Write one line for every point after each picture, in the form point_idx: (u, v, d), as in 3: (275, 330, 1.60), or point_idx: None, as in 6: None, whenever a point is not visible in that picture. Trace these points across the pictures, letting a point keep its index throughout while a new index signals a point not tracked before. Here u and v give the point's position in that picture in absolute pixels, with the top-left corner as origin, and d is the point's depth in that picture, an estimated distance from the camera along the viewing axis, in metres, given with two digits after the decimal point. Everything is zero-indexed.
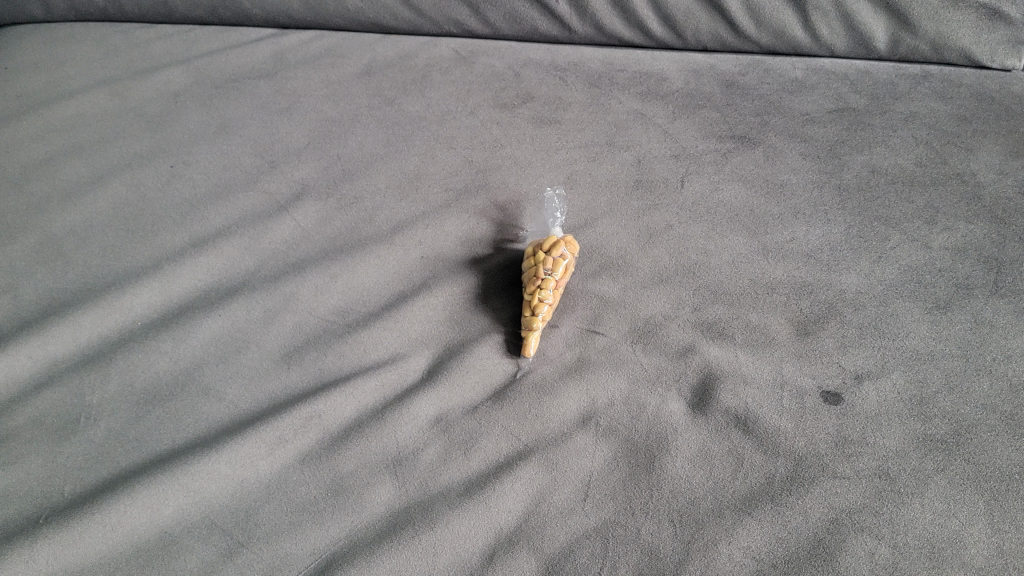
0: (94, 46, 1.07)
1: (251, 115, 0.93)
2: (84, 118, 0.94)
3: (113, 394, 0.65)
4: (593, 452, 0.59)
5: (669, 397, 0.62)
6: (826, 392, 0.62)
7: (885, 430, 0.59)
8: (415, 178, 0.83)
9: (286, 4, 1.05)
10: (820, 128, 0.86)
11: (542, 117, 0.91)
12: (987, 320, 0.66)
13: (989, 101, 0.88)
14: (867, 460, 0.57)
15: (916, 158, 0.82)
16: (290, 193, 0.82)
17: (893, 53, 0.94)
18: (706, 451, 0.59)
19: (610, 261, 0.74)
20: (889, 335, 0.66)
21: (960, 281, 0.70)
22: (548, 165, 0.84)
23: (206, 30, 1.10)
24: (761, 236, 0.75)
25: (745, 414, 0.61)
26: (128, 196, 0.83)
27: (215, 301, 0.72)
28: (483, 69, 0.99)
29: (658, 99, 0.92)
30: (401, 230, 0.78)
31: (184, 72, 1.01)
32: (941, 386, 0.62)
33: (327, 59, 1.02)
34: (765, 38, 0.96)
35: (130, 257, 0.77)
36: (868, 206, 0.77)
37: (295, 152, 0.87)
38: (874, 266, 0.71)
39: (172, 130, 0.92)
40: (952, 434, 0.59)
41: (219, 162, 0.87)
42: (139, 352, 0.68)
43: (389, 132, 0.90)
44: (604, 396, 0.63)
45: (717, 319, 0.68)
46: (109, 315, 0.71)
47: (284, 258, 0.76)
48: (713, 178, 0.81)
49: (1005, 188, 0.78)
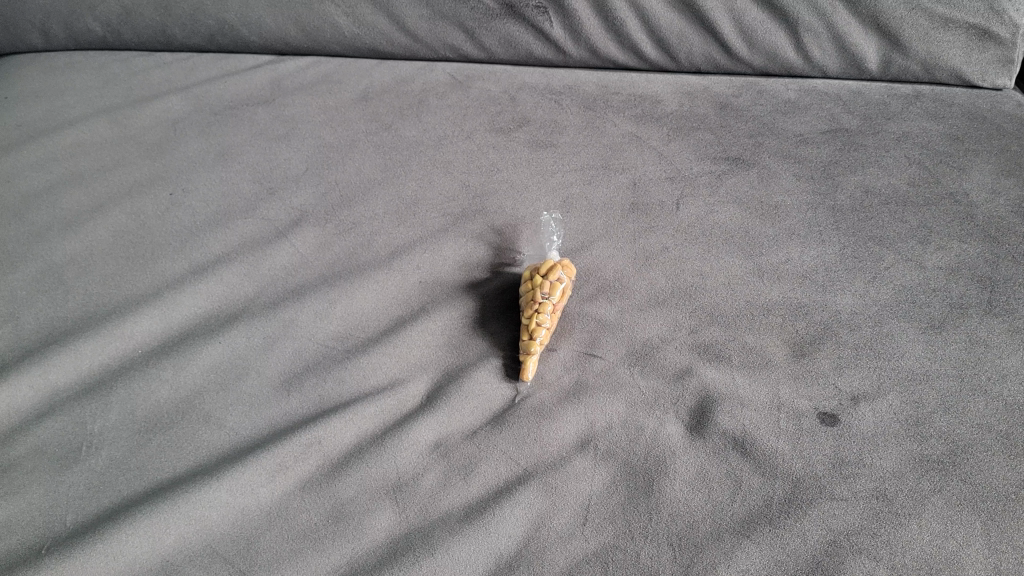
0: (93, 75, 1.08)
1: (249, 141, 0.94)
2: (83, 146, 0.94)
3: (114, 423, 0.66)
4: (592, 475, 0.59)
5: (667, 420, 0.63)
6: (823, 413, 0.62)
7: (882, 451, 0.60)
8: (412, 204, 0.84)
9: (283, 31, 1.05)
10: (814, 149, 0.87)
11: (538, 141, 0.91)
12: (982, 340, 0.67)
13: (981, 121, 0.89)
14: (864, 481, 0.58)
15: (909, 178, 0.83)
16: (289, 220, 0.83)
17: (885, 74, 0.95)
18: (705, 473, 0.59)
19: (607, 284, 0.75)
20: (884, 355, 0.66)
21: (954, 300, 0.70)
22: (545, 188, 0.85)
23: (205, 57, 1.10)
24: (757, 258, 0.75)
25: (742, 437, 0.61)
26: (128, 224, 0.84)
27: (215, 328, 0.73)
28: (478, 93, 1.00)
29: (652, 121, 0.93)
30: (399, 255, 0.78)
31: (183, 99, 1.02)
32: (937, 407, 0.62)
33: (324, 85, 1.03)
34: (758, 60, 0.97)
35: (131, 285, 0.77)
36: (862, 226, 0.78)
37: (294, 178, 0.88)
38: (869, 286, 0.72)
39: (171, 157, 0.92)
40: (948, 454, 0.59)
41: (218, 190, 0.87)
42: (140, 380, 0.69)
43: (386, 157, 0.90)
44: (602, 419, 0.63)
45: (713, 341, 0.68)
46: (110, 344, 0.72)
47: (283, 284, 0.76)
48: (709, 200, 0.82)
49: (998, 207, 0.78)
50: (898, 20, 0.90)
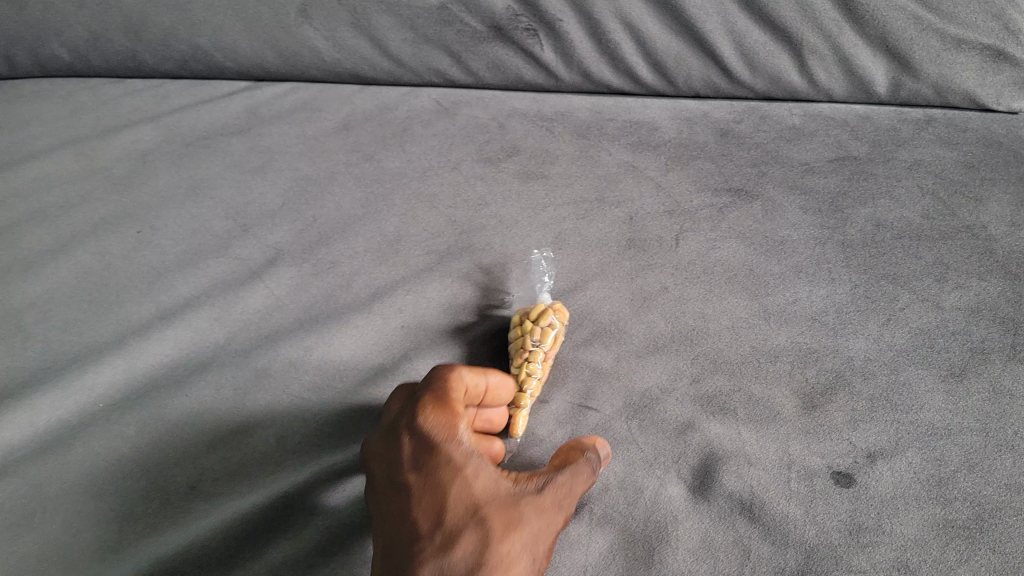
0: (59, 104, 1.03)
1: (223, 175, 0.89)
2: (49, 179, 0.89)
3: (70, 486, 0.60)
4: (588, 544, 0.55)
5: (668, 480, 0.58)
6: (836, 473, 0.58)
7: (902, 516, 0.55)
8: (395, 241, 0.79)
9: (260, 56, 1.01)
10: (820, 179, 0.83)
11: (528, 172, 0.87)
12: (1006, 389, 0.62)
13: (997, 147, 0.85)
14: (884, 551, 0.53)
15: (923, 210, 0.78)
16: (263, 259, 0.78)
17: (894, 97, 0.91)
18: (709, 542, 0.54)
19: (602, 327, 0.70)
20: (902, 407, 0.61)
21: (976, 344, 0.65)
22: (536, 224, 0.80)
23: (178, 84, 1.06)
24: (762, 299, 0.71)
25: (749, 500, 0.56)
26: (91, 265, 0.78)
27: (181, 380, 0.68)
28: (466, 120, 0.96)
29: (649, 150, 0.89)
30: (380, 297, 0.73)
31: (154, 130, 0.97)
32: (960, 465, 0.58)
33: (303, 113, 0.99)
34: (760, 84, 0.93)
35: (93, 333, 0.72)
36: (873, 262, 0.73)
37: (270, 214, 0.83)
38: (884, 329, 0.67)
39: (141, 192, 0.87)
40: (974, 519, 0.54)
41: (189, 227, 0.82)
42: (100, 439, 0.63)
43: (368, 190, 0.86)
44: (597, 480, 0.58)
45: (717, 392, 0.63)
46: (69, 398, 0.66)
47: (255, 330, 0.71)
48: (710, 236, 0.77)
49: (1018, 241, 0.74)
50: (908, 41, 0.86)
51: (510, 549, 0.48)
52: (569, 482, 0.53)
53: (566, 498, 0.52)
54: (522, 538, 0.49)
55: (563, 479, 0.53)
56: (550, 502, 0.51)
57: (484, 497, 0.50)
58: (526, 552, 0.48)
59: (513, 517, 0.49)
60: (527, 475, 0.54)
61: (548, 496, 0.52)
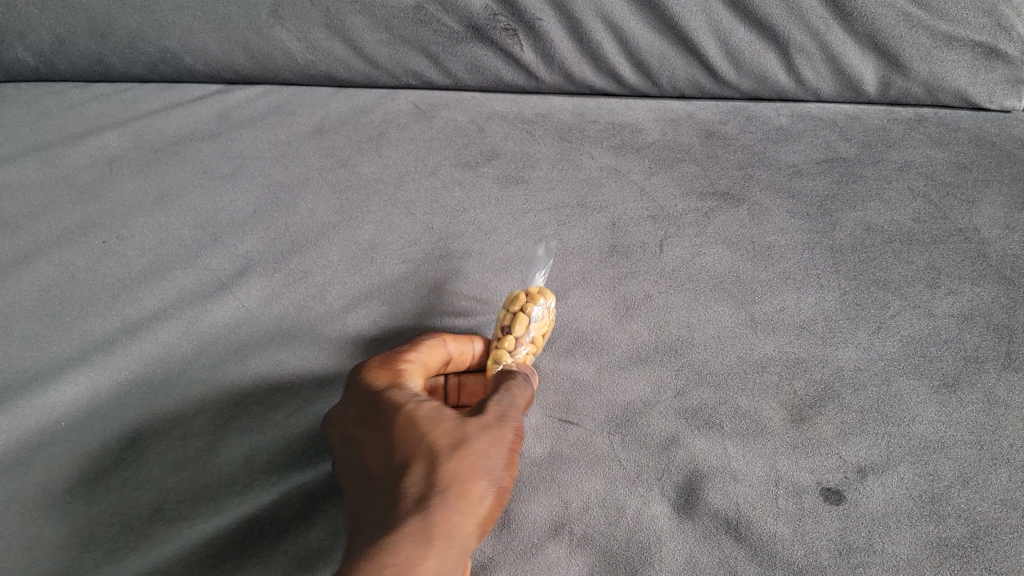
0: (25, 109, 0.99)
1: (194, 182, 0.86)
2: (12, 187, 0.86)
3: (26, 510, 0.57)
4: (567, 566, 0.52)
5: (651, 498, 0.56)
6: (826, 489, 0.55)
7: (895, 534, 0.52)
8: (370, 249, 0.77)
9: (233, 58, 0.98)
10: (808, 181, 0.80)
11: (509, 176, 0.84)
12: (1001, 399, 0.60)
13: (989, 146, 0.83)
14: (877, 572, 0.50)
15: (914, 213, 0.76)
16: (233, 269, 0.76)
17: (884, 96, 0.89)
18: (694, 564, 0.52)
19: (583, 337, 0.67)
20: (893, 420, 0.59)
21: (969, 353, 0.63)
22: (516, 230, 0.77)
23: (148, 89, 1.03)
24: (748, 307, 0.68)
25: (736, 519, 0.54)
26: (54, 276, 0.75)
27: (144, 398, 0.65)
28: (445, 124, 0.93)
29: (633, 152, 0.86)
30: (353, 308, 0.71)
31: (122, 136, 0.94)
32: (954, 480, 0.55)
33: (278, 117, 0.96)
34: (745, 83, 0.90)
35: (53, 348, 0.69)
36: (863, 268, 0.71)
37: (241, 222, 0.81)
38: (874, 338, 0.65)
39: (109, 200, 0.84)
40: (970, 537, 0.52)
41: (157, 236, 0.80)
42: (58, 459, 0.60)
43: (343, 197, 0.83)
44: (577, 499, 0.56)
45: (701, 405, 0.61)
46: (26, 417, 0.63)
47: (223, 344, 0.69)
48: (695, 241, 0.75)
49: (1011, 244, 0.72)
50: (897, 38, 0.84)
51: (465, 455, 0.52)
52: (510, 398, 0.57)
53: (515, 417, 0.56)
54: (473, 445, 0.52)
55: (506, 397, 0.57)
56: (496, 415, 0.55)
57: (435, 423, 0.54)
58: (481, 455, 0.52)
59: (461, 432, 0.53)
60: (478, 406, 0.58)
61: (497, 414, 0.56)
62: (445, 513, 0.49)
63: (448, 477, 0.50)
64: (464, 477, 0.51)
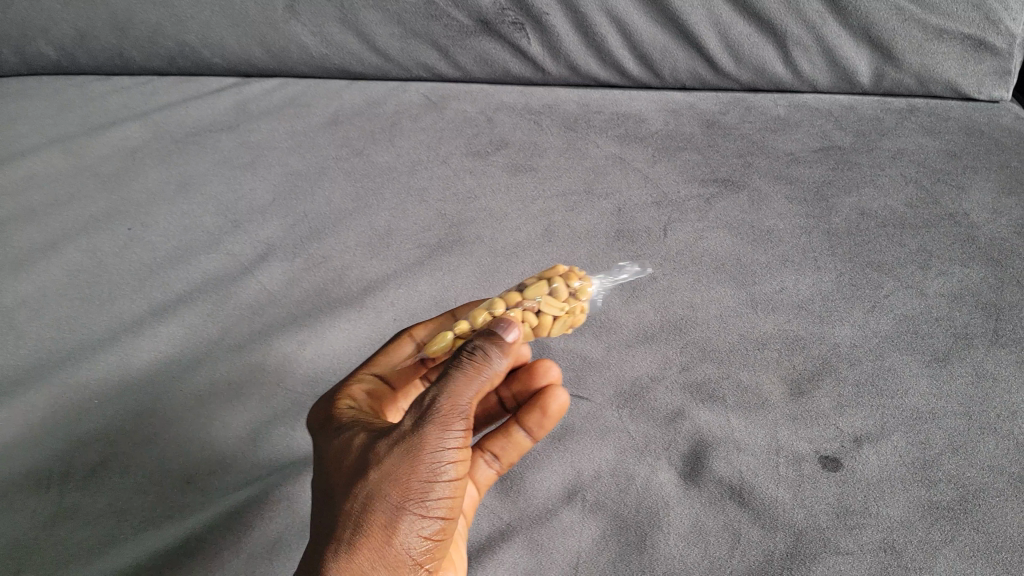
0: (47, 102, 1.03)
1: (212, 172, 0.90)
2: (37, 177, 0.89)
3: (68, 480, 0.60)
4: (581, 530, 0.56)
5: (659, 466, 0.59)
6: (824, 457, 0.58)
7: (889, 498, 0.56)
8: (385, 235, 0.80)
9: (248, 52, 1.01)
10: (806, 169, 0.84)
11: (517, 165, 0.87)
12: (989, 373, 0.63)
13: (978, 135, 0.86)
14: (871, 532, 0.54)
15: (906, 199, 0.79)
16: (254, 255, 0.79)
17: (878, 87, 0.92)
18: (700, 527, 0.55)
19: (593, 317, 0.71)
20: (888, 392, 0.62)
21: (959, 330, 0.66)
22: (525, 216, 0.81)
23: (165, 81, 1.06)
24: (749, 287, 0.72)
25: (739, 485, 0.57)
26: (83, 262, 0.79)
27: (174, 376, 0.68)
28: (454, 115, 0.96)
29: (637, 141, 0.89)
30: (372, 290, 0.74)
31: (142, 126, 0.97)
32: (945, 448, 0.59)
33: (292, 109, 0.99)
34: (745, 75, 0.94)
35: (85, 330, 0.72)
36: (858, 251, 0.74)
37: (260, 210, 0.84)
38: (869, 316, 0.68)
39: (131, 189, 0.88)
40: (958, 501, 0.55)
41: (180, 224, 0.83)
42: (96, 432, 0.64)
43: (357, 185, 0.86)
44: (589, 468, 0.59)
45: (706, 379, 0.64)
46: (63, 395, 0.66)
47: (248, 324, 0.72)
48: (698, 226, 0.78)
49: (999, 229, 0.75)
50: (891, 31, 0.87)
51: (372, 479, 0.44)
52: (452, 387, 0.46)
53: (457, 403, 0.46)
54: (380, 465, 0.44)
55: (442, 390, 0.46)
56: (422, 413, 0.45)
57: (360, 438, 0.47)
58: (392, 475, 0.44)
59: (376, 446, 0.45)
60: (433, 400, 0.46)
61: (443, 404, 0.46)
62: (336, 569, 0.42)
63: (350, 512, 0.44)
64: (367, 510, 0.44)
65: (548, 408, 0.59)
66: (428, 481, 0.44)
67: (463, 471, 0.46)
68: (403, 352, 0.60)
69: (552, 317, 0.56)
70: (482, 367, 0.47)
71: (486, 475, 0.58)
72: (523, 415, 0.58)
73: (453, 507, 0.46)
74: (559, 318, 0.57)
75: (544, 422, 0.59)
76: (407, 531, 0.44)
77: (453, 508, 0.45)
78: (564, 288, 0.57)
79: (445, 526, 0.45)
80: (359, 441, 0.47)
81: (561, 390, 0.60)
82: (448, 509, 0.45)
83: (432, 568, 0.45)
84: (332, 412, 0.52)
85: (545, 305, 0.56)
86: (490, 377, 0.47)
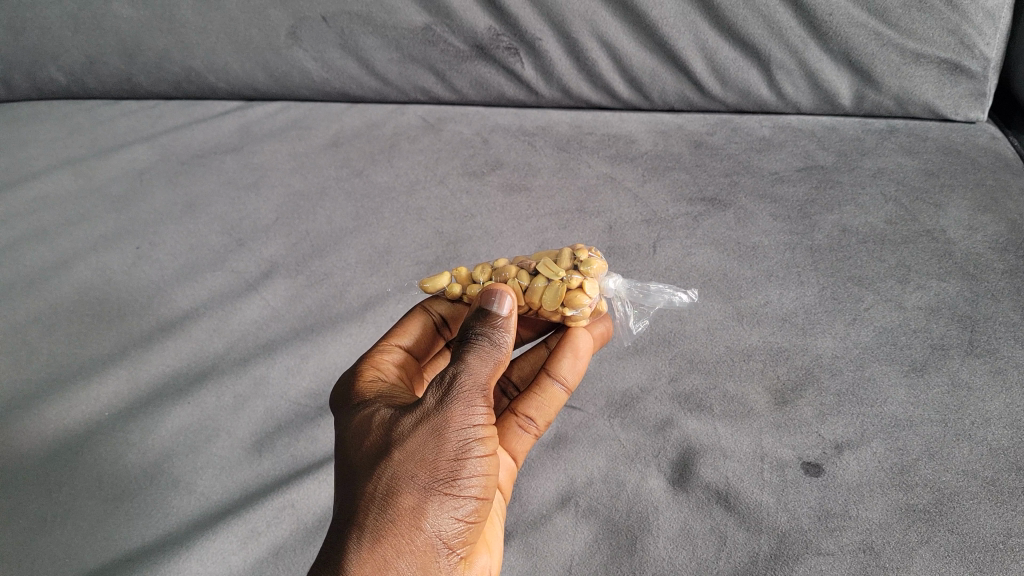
0: (59, 126, 1.07)
1: (217, 192, 0.93)
2: (49, 200, 0.93)
3: (80, 489, 0.63)
4: (573, 534, 0.58)
5: (648, 473, 0.61)
6: (806, 463, 0.61)
7: (868, 501, 0.58)
8: (384, 253, 0.82)
9: (251, 77, 1.05)
10: (789, 187, 0.87)
11: (511, 185, 0.90)
12: (964, 382, 0.66)
13: (956, 155, 0.89)
14: (851, 534, 0.56)
15: (886, 216, 0.82)
16: (258, 272, 0.82)
17: (858, 109, 0.96)
18: (688, 529, 0.57)
19: None
20: (867, 401, 0.65)
21: (935, 341, 0.69)
22: (520, 234, 0.83)
23: (172, 105, 1.10)
24: (735, 302, 0.75)
25: (725, 490, 0.59)
26: (93, 280, 0.81)
27: (183, 388, 0.70)
28: (450, 137, 0.99)
29: (627, 162, 0.93)
30: (372, 306, 0.76)
31: (149, 149, 1.01)
32: (922, 454, 0.61)
33: (293, 131, 1.02)
34: (731, 97, 0.97)
35: (96, 346, 0.74)
36: (840, 267, 0.77)
37: (264, 229, 0.87)
38: (849, 328, 0.71)
39: (139, 209, 0.91)
40: (933, 503, 0.57)
41: (186, 242, 0.86)
42: (107, 442, 0.66)
43: (358, 205, 0.89)
44: (582, 475, 0.62)
45: (694, 389, 0.67)
46: (75, 407, 0.69)
47: (253, 340, 0.74)
48: (685, 243, 0.81)
49: (975, 245, 0.78)
50: (870, 56, 0.90)
51: (396, 461, 0.45)
52: (472, 363, 0.48)
53: (480, 367, 0.48)
54: (404, 446, 0.45)
55: (462, 366, 0.48)
56: (444, 391, 0.47)
57: (381, 414, 0.48)
58: (417, 455, 0.45)
59: (400, 425, 0.46)
60: (455, 370, 0.48)
61: (468, 374, 0.48)
62: (359, 559, 0.42)
63: (374, 498, 0.44)
64: (391, 494, 0.44)
65: (578, 350, 0.61)
66: (456, 460, 0.45)
67: (491, 448, 0.47)
68: (422, 322, 0.62)
69: (545, 281, 0.58)
70: (494, 347, 0.50)
71: (523, 442, 0.59)
72: (557, 367, 0.60)
73: (484, 487, 0.46)
74: (552, 281, 0.58)
75: (576, 368, 0.61)
76: (439, 513, 0.44)
77: (484, 488, 0.46)
78: (566, 255, 0.60)
79: (478, 506, 0.46)
80: (379, 417, 0.48)
81: (583, 336, 0.62)
82: (479, 488, 0.46)
83: (464, 553, 0.46)
84: (358, 386, 0.52)
85: (540, 268, 0.59)
86: (502, 354, 0.50)
